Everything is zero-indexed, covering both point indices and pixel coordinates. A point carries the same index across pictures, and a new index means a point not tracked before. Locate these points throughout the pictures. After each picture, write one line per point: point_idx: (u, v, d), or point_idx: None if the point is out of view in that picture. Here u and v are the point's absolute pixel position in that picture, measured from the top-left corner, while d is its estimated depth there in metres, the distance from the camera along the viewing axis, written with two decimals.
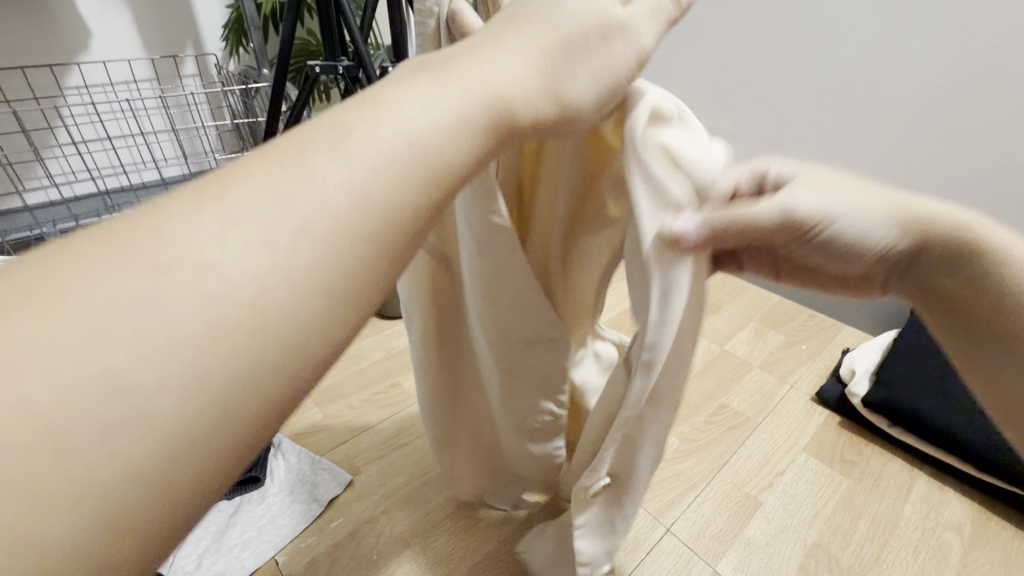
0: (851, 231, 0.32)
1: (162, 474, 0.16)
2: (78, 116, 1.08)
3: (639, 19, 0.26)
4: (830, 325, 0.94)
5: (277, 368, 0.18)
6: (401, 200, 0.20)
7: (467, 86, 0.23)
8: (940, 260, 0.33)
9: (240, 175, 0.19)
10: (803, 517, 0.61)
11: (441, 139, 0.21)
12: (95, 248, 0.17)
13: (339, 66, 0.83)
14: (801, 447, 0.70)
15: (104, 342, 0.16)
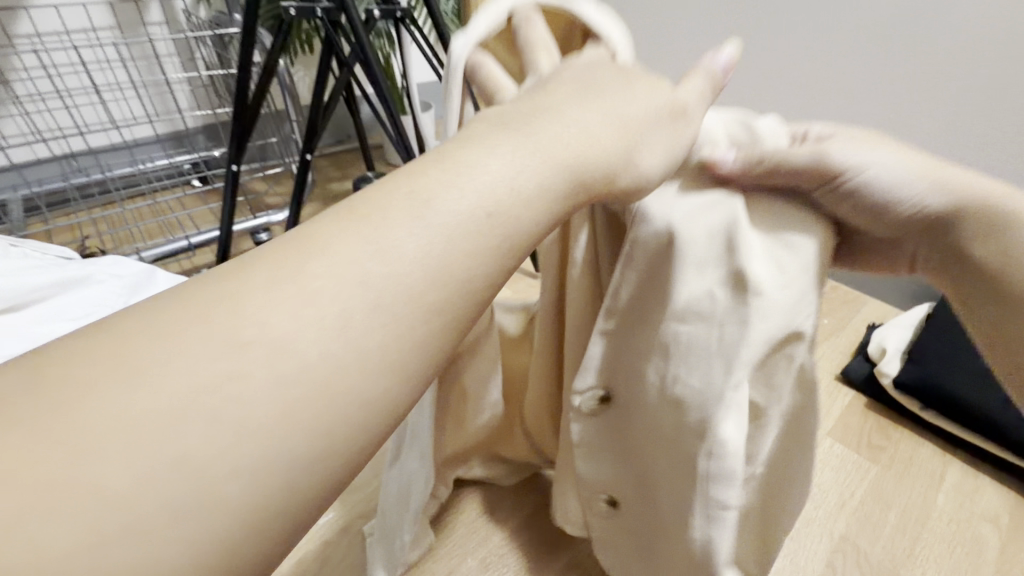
0: (880, 188, 0.29)
1: (266, 511, 0.18)
2: (31, 71, 0.95)
3: (696, 94, 0.31)
4: (854, 297, 0.89)
5: (364, 414, 0.20)
6: (477, 269, 0.22)
7: (542, 156, 0.25)
8: (974, 233, 0.30)
9: (317, 236, 0.21)
10: (829, 508, 0.56)
11: (516, 212, 0.23)
12: (180, 304, 0.19)
13: (317, 8, 0.73)
14: (825, 432, 0.65)
15: (207, 387, 0.17)
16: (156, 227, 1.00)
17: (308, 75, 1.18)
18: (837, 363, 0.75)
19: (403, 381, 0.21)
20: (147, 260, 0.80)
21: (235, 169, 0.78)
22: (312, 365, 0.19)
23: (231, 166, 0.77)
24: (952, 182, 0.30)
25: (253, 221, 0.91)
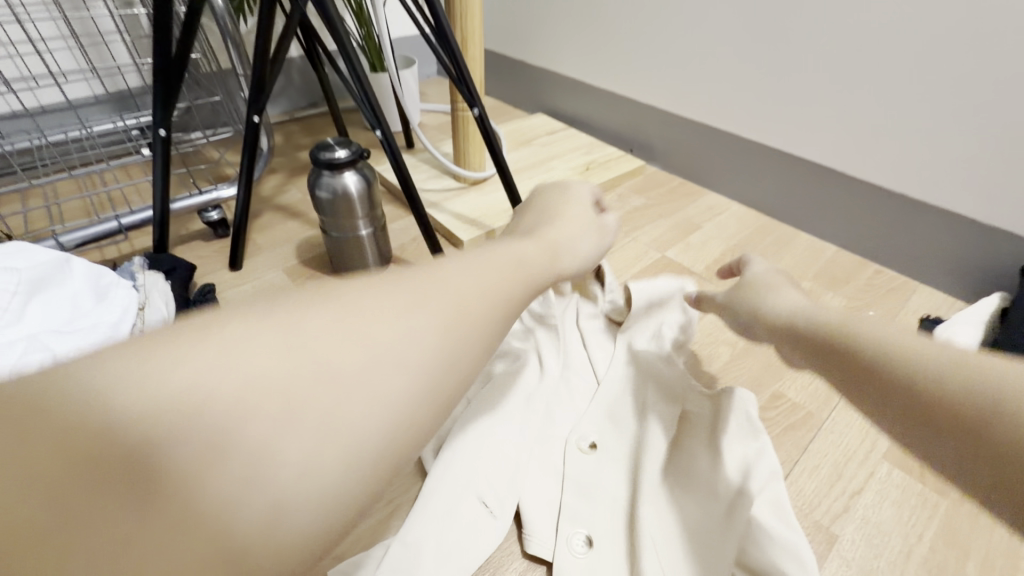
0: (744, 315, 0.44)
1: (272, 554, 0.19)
2: None
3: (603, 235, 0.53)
4: (902, 284, 0.76)
5: (373, 461, 0.22)
6: (478, 344, 0.27)
7: (509, 262, 0.34)
8: (835, 344, 0.35)
9: (334, 297, 0.25)
10: (892, 556, 0.46)
11: (498, 281, 0.31)
12: (179, 348, 0.20)
13: None
14: (881, 454, 0.54)
15: (227, 431, 0.19)
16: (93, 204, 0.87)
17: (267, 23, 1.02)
18: None
19: (405, 435, 0.23)
20: (67, 246, 0.67)
21: (164, 134, 0.64)
22: (326, 413, 0.21)
23: (157, 130, 0.63)
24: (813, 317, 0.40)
25: (199, 197, 0.78)
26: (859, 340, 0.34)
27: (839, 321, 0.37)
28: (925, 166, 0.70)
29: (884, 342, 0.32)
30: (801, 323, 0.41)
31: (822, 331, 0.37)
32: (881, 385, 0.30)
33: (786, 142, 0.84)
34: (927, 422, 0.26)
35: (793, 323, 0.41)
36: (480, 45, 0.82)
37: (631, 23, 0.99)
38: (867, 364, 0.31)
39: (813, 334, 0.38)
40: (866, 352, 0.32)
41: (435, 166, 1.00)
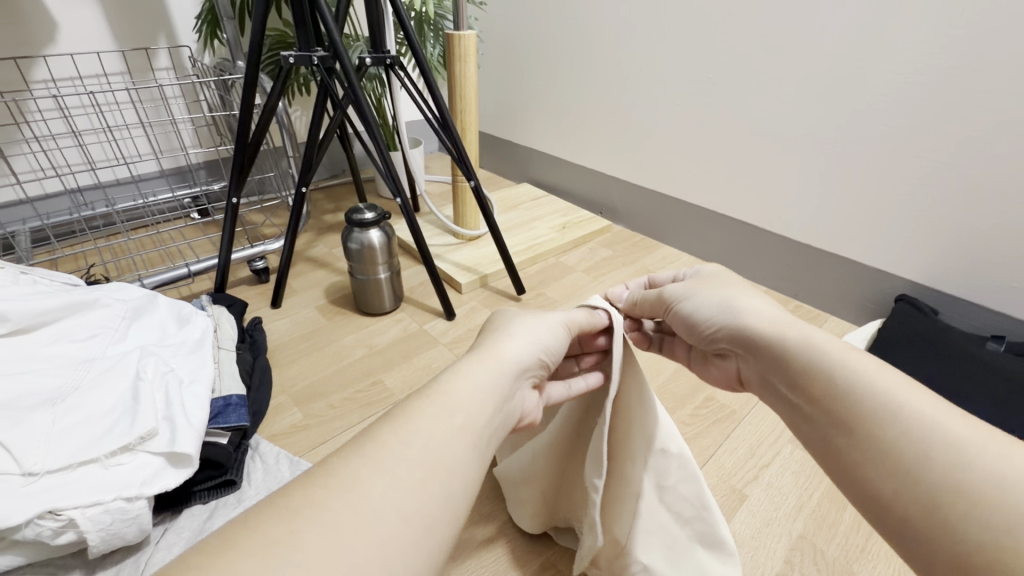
0: (689, 307, 0.48)
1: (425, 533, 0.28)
2: (47, 112, 1.03)
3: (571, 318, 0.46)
4: (816, 316, 0.95)
5: (448, 487, 0.31)
6: (468, 415, 0.34)
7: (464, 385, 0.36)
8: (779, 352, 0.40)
9: (379, 444, 0.31)
10: (789, 509, 0.60)
11: (472, 391, 0.36)
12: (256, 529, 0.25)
13: (314, 56, 0.80)
14: (787, 440, 0.69)
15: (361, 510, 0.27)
16: (157, 256, 1.03)
17: (305, 114, 1.27)
18: None
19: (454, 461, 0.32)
20: (149, 288, 0.85)
21: (235, 201, 0.84)
22: (396, 466, 0.30)
23: (230, 199, 0.82)
24: (762, 315, 0.43)
25: (249, 250, 0.97)
26: (810, 366, 0.37)
27: (777, 326, 0.41)
28: (821, 222, 0.90)
29: (849, 375, 0.34)
30: (753, 329, 0.42)
31: (758, 333, 0.42)
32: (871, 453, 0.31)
33: (719, 205, 1.05)
34: (863, 462, 0.32)
35: (724, 316, 0.45)
36: (476, 132, 1.05)
37: (594, 117, 1.23)
38: (824, 391, 0.35)
39: (745, 331, 0.43)
40: (822, 380, 0.35)
41: (439, 226, 1.20)
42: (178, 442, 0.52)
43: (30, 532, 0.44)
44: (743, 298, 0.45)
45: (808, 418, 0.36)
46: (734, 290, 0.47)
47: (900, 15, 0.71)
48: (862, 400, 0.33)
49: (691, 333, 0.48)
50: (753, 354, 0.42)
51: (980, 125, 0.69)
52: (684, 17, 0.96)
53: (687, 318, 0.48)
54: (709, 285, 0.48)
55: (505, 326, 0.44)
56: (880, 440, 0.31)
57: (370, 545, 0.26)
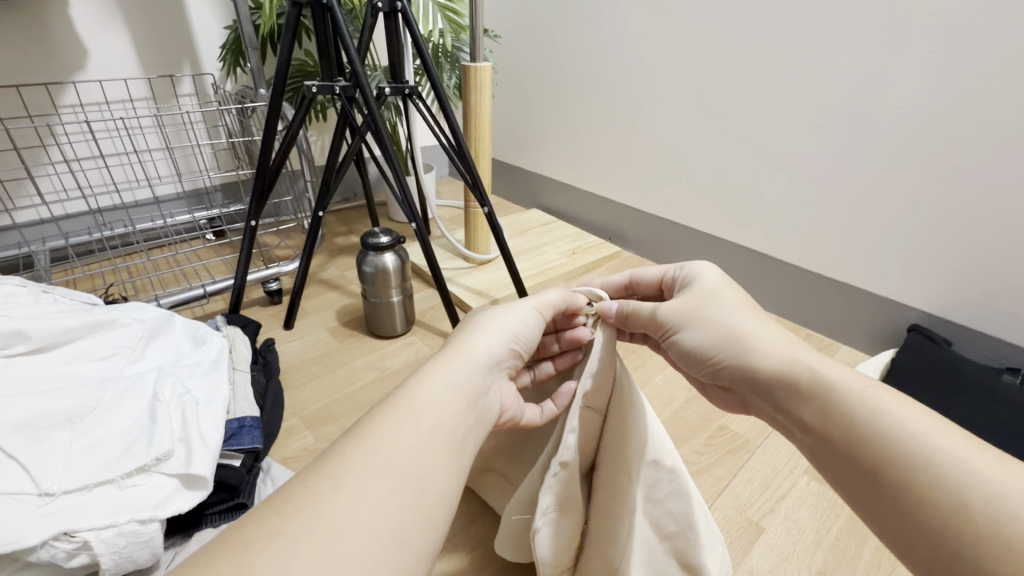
0: (687, 341, 0.44)
1: (406, 517, 0.29)
2: (73, 135, 1.06)
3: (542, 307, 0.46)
4: (827, 345, 0.95)
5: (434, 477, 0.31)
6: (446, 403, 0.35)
7: (433, 374, 0.37)
8: (788, 391, 0.37)
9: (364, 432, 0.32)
10: (807, 543, 0.59)
11: (443, 380, 0.37)
12: (264, 529, 0.26)
13: (336, 85, 0.83)
14: (802, 471, 0.69)
15: (341, 496, 0.28)
16: (173, 276, 1.04)
17: (321, 139, 1.30)
18: None
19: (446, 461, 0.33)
20: (165, 308, 0.86)
21: (254, 224, 0.85)
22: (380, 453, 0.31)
23: (250, 222, 0.84)
24: (771, 351, 0.39)
25: (264, 271, 0.98)
26: (826, 399, 0.34)
27: (787, 365, 0.38)
28: (830, 251, 0.91)
29: (871, 411, 0.32)
30: (761, 366, 0.39)
31: (763, 373, 0.39)
32: (910, 493, 0.29)
33: (728, 233, 1.07)
34: (894, 506, 0.30)
35: (730, 351, 0.41)
36: (489, 158, 1.07)
37: (604, 145, 1.26)
38: (843, 427, 0.33)
39: (750, 371, 0.40)
40: (842, 417, 0.33)
41: (450, 250, 1.22)
42: (193, 464, 0.52)
43: (44, 554, 0.44)
44: (747, 331, 0.41)
45: (825, 454, 0.34)
46: (735, 315, 0.43)
47: (907, 54, 0.74)
48: (884, 436, 0.31)
49: (693, 366, 0.44)
50: (761, 394, 0.39)
51: (989, 159, 0.70)
52: (693, 52, 1.00)
53: (688, 350, 0.44)
54: (707, 310, 0.44)
55: (478, 322, 0.44)
56: (911, 486, 0.29)
57: (346, 542, 0.26)
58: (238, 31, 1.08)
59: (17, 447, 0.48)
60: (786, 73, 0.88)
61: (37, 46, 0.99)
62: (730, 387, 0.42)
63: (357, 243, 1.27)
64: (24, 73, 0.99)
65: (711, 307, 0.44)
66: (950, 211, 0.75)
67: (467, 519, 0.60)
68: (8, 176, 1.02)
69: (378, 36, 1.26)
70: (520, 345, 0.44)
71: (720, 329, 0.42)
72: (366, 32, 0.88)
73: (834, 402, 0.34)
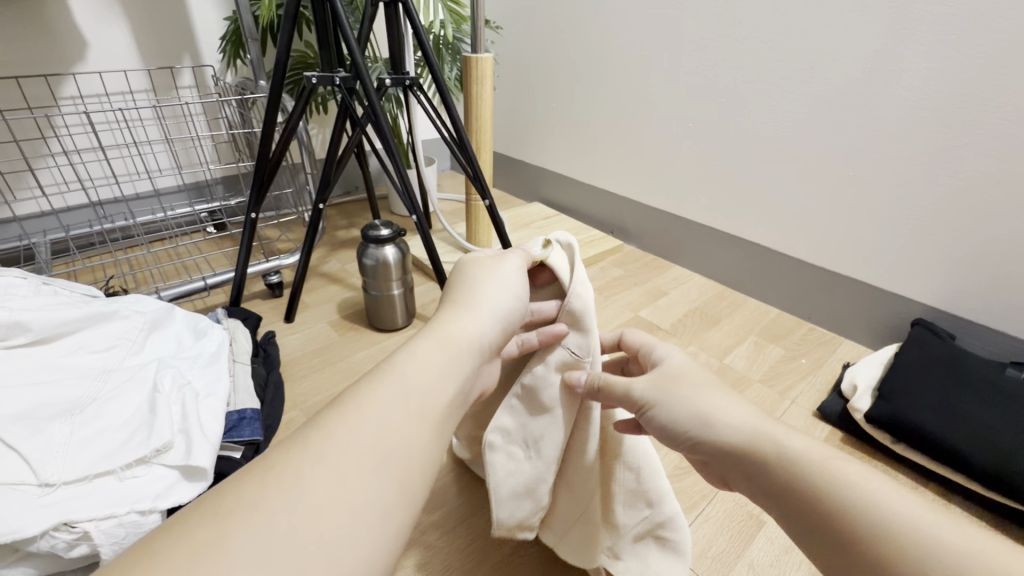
0: (665, 424, 0.39)
1: (381, 509, 0.28)
2: (72, 127, 1.06)
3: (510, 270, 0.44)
4: (829, 339, 0.94)
5: (416, 471, 0.30)
6: (429, 386, 0.34)
7: (419, 352, 0.36)
8: (767, 475, 0.34)
9: (355, 411, 0.31)
10: None
11: (426, 366, 0.35)
12: (244, 510, 0.25)
13: (336, 76, 0.82)
14: None
15: (320, 480, 0.27)
16: (174, 269, 1.04)
17: (321, 132, 1.30)
18: (814, 401, 0.79)
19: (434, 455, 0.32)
20: (166, 300, 0.85)
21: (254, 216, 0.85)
22: (365, 435, 0.30)
23: (250, 214, 0.84)
24: (738, 429, 0.36)
25: (265, 265, 0.97)
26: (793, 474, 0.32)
27: (766, 445, 0.34)
28: (834, 245, 0.91)
29: (838, 481, 0.31)
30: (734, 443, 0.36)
31: (744, 454, 0.35)
32: None
33: (730, 227, 1.06)
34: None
35: (703, 430, 0.37)
36: (490, 151, 1.06)
37: (605, 138, 1.25)
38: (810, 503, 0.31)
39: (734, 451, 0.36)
40: (811, 494, 0.31)
41: (451, 243, 1.21)
42: (193, 456, 0.52)
43: (44, 544, 0.44)
44: (720, 405, 0.38)
45: (797, 528, 0.32)
46: (708, 393, 0.39)
47: (915, 44, 0.73)
48: (857, 521, 0.29)
49: (668, 444, 0.40)
50: (744, 475, 0.35)
51: (998, 151, 0.69)
52: (696, 44, 0.99)
53: (664, 434, 0.39)
54: (676, 389, 0.40)
55: (469, 299, 0.41)
56: (888, 569, 0.27)
57: (323, 528, 0.26)
58: (237, 23, 1.07)
59: (17, 438, 0.48)
60: (791, 64, 0.86)
61: (36, 38, 0.98)
62: (707, 464, 0.38)
63: (357, 236, 1.27)
64: (23, 64, 0.99)
65: (689, 384, 0.40)
66: (955, 204, 0.74)
67: (466, 511, 0.59)
68: (7, 168, 1.01)
69: (378, 28, 1.25)
70: (505, 313, 0.42)
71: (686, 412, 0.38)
72: (366, 23, 0.88)
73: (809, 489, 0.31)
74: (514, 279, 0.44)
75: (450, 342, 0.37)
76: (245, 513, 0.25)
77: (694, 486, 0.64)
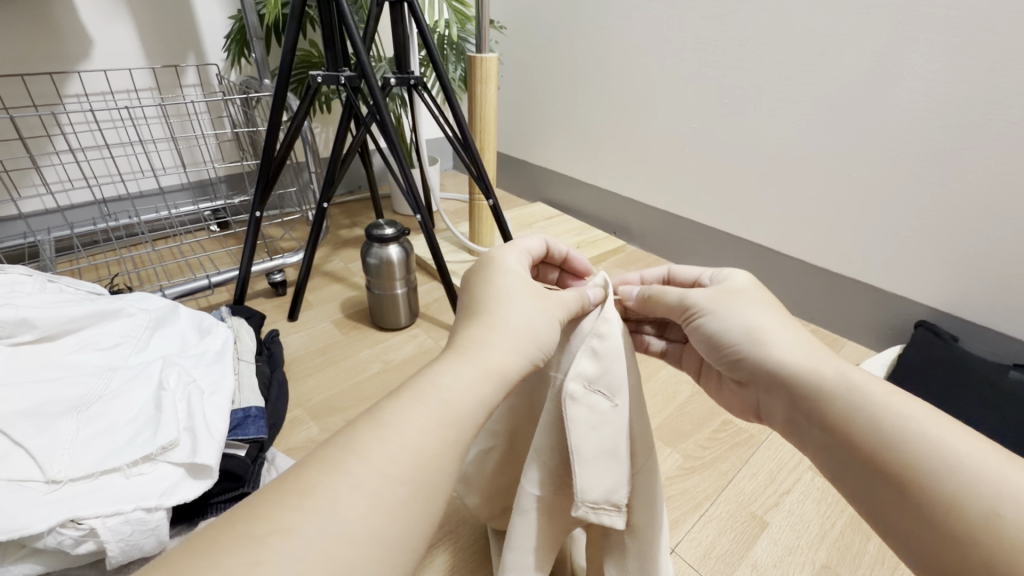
0: (711, 329, 0.41)
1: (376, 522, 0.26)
2: (77, 125, 1.06)
3: (503, 262, 0.43)
4: (832, 340, 0.94)
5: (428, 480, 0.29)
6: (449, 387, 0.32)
7: (438, 367, 0.34)
8: (809, 391, 0.35)
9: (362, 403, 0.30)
10: (811, 538, 0.59)
11: (452, 378, 0.33)
12: (247, 507, 0.25)
13: (341, 76, 0.82)
14: (807, 466, 0.68)
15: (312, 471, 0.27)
16: (177, 267, 1.05)
17: (324, 131, 1.31)
18: None
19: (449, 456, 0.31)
20: (169, 298, 0.86)
21: (258, 215, 0.85)
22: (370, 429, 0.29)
23: (254, 213, 0.84)
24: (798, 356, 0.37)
25: (269, 263, 0.98)
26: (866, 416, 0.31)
27: (817, 373, 0.35)
28: (837, 246, 0.91)
29: (902, 416, 0.31)
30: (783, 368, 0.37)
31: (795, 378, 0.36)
32: (941, 512, 0.28)
33: (733, 227, 1.06)
34: (915, 540, 0.28)
35: (749, 346, 0.39)
36: (494, 150, 1.06)
37: (608, 138, 1.26)
38: (875, 446, 0.31)
39: (777, 372, 0.37)
40: (865, 416, 0.32)
41: (455, 243, 1.22)
42: (199, 453, 0.53)
43: (51, 540, 0.44)
44: (769, 325, 0.39)
45: (841, 451, 0.32)
46: (763, 314, 0.40)
47: (919, 46, 0.72)
48: (915, 452, 0.29)
49: (711, 353, 0.42)
50: (782, 395, 0.37)
51: (1003, 153, 0.69)
52: (700, 46, 0.99)
53: (709, 339, 0.42)
54: (734, 301, 0.41)
55: (496, 307, 0.39)
56: (931, 488, 0.28)
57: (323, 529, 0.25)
58: (242, 22, 1.07)
59: (23, 435, 0.48)
60: (795, 66, 0.86)
61: (41, 36, 0.98)
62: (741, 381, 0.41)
63: (361, 235, 1.27)
64: (29, 62, 0.99)
65: (754, 297, 0.41)
66: (960, 207, 0.74)
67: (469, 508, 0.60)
68: (13, 165, 1.02)
69: (383, 28, 1.25)
70: (523, 325, 0.38)
71: (729, 323, 0.40)
72: (372, 22, 0.88)
73: (857, 407, 0.32)
74: (509, 266, 0.43)
75: (461, 355, 0.35)
76: (249, 508, 0.25)
77: (698, 487, 0.65)
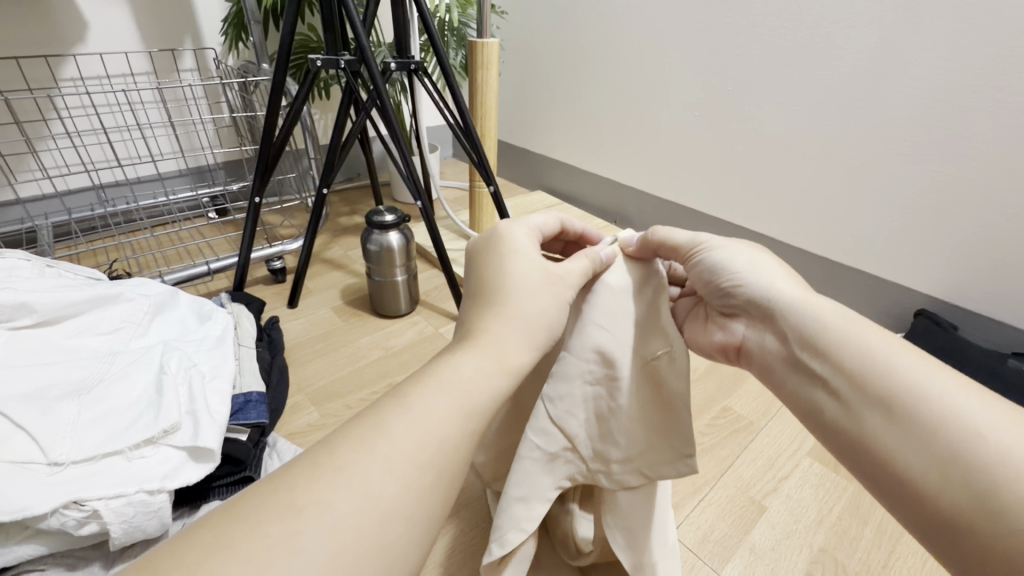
0: (714, 262, 0.41)
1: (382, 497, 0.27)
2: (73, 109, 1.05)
3: (511, 237, 0.42)
4: None
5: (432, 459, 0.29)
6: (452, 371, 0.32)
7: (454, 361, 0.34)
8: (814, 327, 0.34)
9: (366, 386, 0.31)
10: (809, 522, 0.59)
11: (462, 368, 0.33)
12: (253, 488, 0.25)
13: (340, 59, 0.81)
14: (806, 452, 0.69)
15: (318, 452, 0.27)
16: (176, 253, 1.04)
17: (324, 118, 1.30)
18: None
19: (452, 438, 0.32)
20: (169, 284, 0.86)
21: (258, 201, 0.84)
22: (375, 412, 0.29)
23: (253, 198, 0.83)
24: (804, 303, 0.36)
25: (268, 250, 0.97)
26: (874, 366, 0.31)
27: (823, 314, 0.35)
28: (838, 236, 0.91)
29: (912, 372, 0.30)
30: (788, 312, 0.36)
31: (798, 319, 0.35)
32: (940, 463, 0.27)
33: (734, 216, 1.06)
34: (905, 488, 0.28)
35: (753, 282, 0.39)
36: (495, 137, 1.06)
37: (609, 127, 1.25)
38: (877, 395, 0.30)
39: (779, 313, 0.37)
40: (869, 366, 0.31)
41: (455, 231, 1.22)
42: (201, 437, 0.53)
43: (54, 521, 0.45)
44: (775, 269, 0.39)
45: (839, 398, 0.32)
46: (772, 262, 0.40)
47: (924, 32, 0.72)
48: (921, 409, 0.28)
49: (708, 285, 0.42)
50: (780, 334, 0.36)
51: (1006, 142, 0.69)
52: (702, 32, 0.98)
53: (710, 271, 0.41)
54: (741, 245, 0.42)
55: (507, 295, 0.38)
56: (931, 442, 0.28)
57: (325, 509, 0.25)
58: (240, 5, 1.06)
59: (26, 417, 0.48)
60: (798, 53, 0.86)
61: (35, 19, 0.97)
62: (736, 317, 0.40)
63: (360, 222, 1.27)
64: (23, 45, 0.98)
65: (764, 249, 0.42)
66: (962, 196, 0.74)
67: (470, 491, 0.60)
68: (9, 150, 1.01)
69: (382, 12, 1.23)
70: (536, 313, 0.38)
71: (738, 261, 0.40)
72: (371, 5, 0.87)
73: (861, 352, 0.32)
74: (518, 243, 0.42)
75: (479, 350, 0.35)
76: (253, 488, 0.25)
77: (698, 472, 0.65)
